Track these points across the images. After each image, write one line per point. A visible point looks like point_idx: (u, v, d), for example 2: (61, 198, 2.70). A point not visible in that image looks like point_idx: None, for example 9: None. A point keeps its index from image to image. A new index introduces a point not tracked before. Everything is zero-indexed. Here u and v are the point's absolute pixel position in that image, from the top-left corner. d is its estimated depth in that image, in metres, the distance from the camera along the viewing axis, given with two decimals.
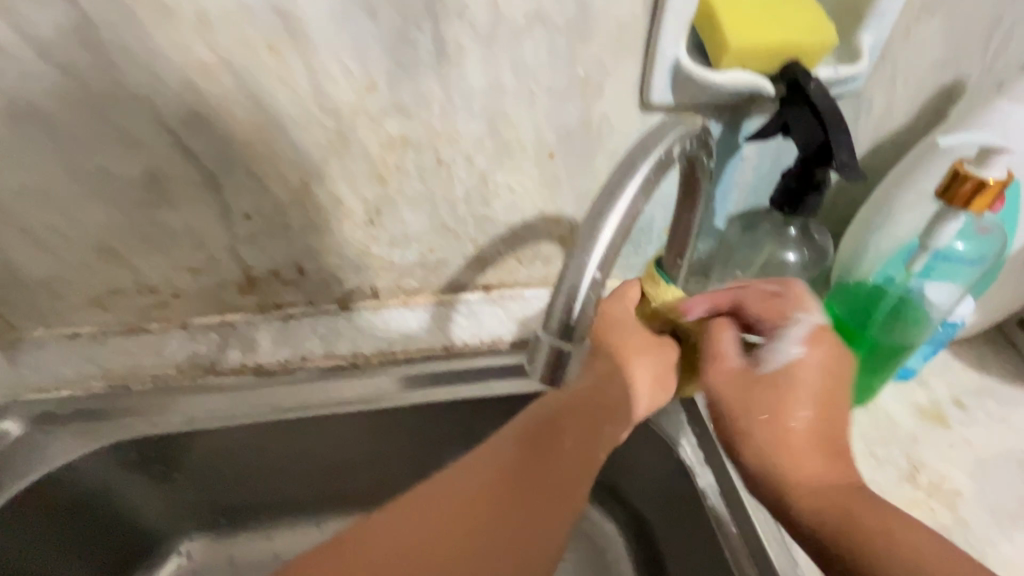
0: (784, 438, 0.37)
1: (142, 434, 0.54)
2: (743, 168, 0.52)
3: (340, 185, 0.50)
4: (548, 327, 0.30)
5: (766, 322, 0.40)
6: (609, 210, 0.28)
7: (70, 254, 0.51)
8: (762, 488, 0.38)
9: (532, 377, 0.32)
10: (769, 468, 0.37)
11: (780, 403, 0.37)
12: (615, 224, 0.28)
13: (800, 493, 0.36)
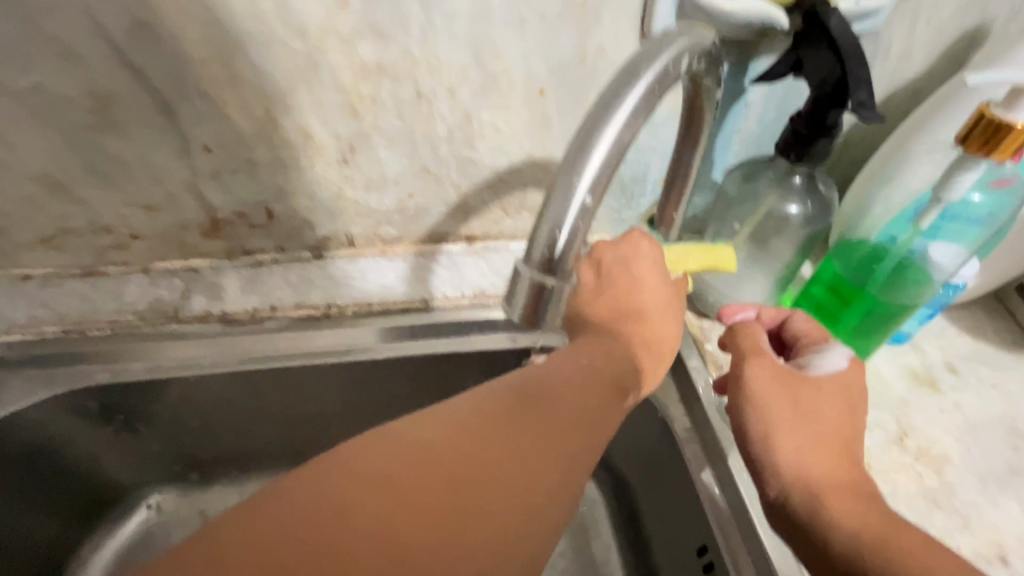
0: (820, 439, 0.37)
1: (97, 382, 0.51)
2: (748, 114, 0.49)
3: (310, 118, 0.46)
4: (530, 260, 0.27)
5: (809, 337, 0.44)
6: (603, 128, 0.25)
7: (11, 184, 0.47)
8: (792, 490, 0.36)
9: (510, 315, 0.29)
10: (805, 473, 0.36)
11: (817, 405, 0.38)
12: (610, 140, 0.25)
13: (832, 498, 0.34)
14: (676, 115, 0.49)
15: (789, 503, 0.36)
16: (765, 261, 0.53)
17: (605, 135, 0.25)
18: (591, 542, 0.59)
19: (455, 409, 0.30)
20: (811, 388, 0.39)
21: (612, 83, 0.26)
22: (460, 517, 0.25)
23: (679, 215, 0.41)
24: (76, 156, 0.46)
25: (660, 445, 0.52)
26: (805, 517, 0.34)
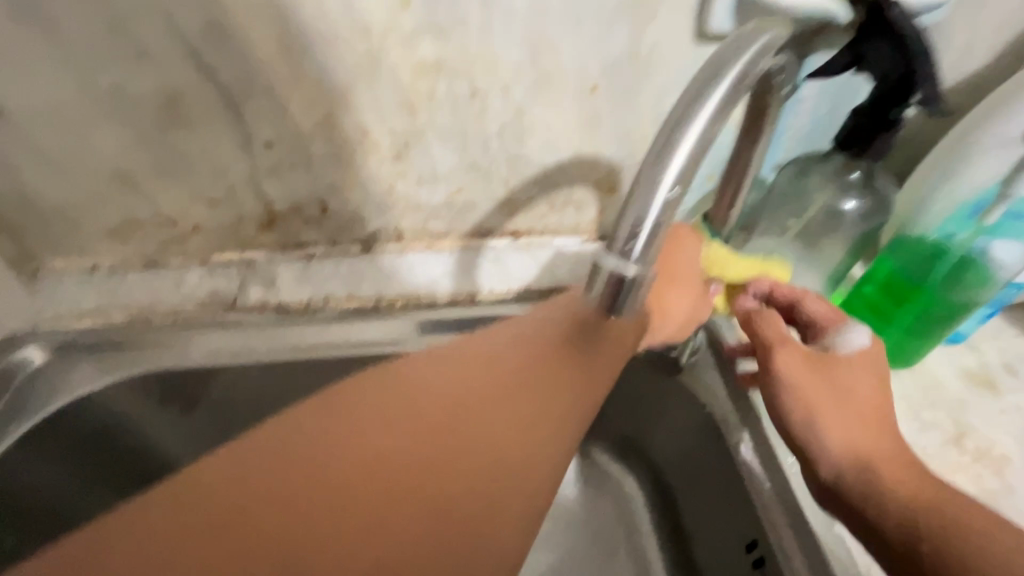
0: (860, 416, 0.39)
1: (160, 367, 0.53)
2: (799, 112, 0.48)
3: (368, 115, 0.47)
4: (614, 248, 0.29)
5: (826, 322, 0.43)
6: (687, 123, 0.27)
7: (86, 179, 0.49)
8: (843, 472, 0.38)
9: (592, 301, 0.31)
10: (857, 452, 0.38)
11: (854, 385, 0.40)
12: (696, 133, 0.27)
13: (885, 477, 0.36)
14: (736, 125, 0.49)
15: (841, 483, 0.38)
16: (816, 259, 0.52)
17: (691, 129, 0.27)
18: (631, 537, 0.59)
19: (429, 387, 0.31)
20: (845, 369, 0.40)
21: (697, 79, 0.27)
22: (446, 463, 0.28)
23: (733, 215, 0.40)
24: (147, 152, 0.48)
25: (705, 441, 0.52)
26: (858, 496, 0.37)
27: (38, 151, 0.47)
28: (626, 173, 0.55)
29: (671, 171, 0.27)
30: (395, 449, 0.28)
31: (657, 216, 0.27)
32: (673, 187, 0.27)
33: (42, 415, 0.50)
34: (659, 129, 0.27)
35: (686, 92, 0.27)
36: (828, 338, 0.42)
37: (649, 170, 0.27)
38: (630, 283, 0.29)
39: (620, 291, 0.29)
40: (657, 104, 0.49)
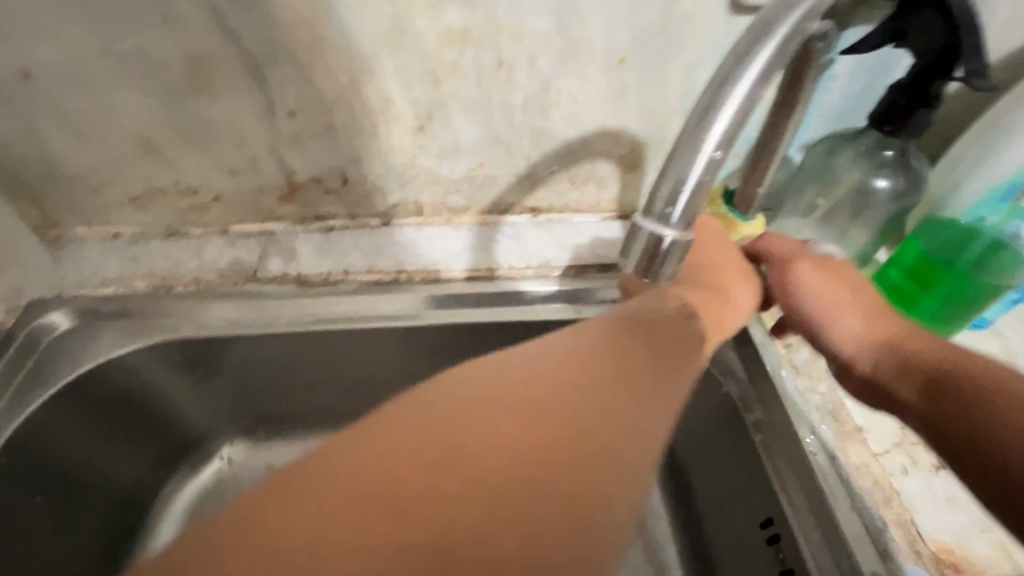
0: (867, 309, 0.41)
1: (182, 335, 0.53)
2: (831, 87, 0.47)
3: (391, 84, 0.47)
4: (651, 213, 0.30)
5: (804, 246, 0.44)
6: (728, 88, 0.27)
7: (110, 145, 0.50)
8: (866, 363, 0.40)
9: (626, 267, 0.33)
10: (882, 338, 0.40)
11: (854, 283, 0.42)
12: (742, 94, 0.27)
13: (907, 350, 0.38)
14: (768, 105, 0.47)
15: (877, 376, 0.39)
16: (841, 239, 0.51)
17: (735, 91, 0.27)
18: (641, 513, 0.60)
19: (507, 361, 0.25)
20: (842, 271, 0.42)
21: (745, 36, 0.27)
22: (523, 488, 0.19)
23: (763, 189, 0.42)
24: (170, 118, 0.48)
25: (723, 421, 0.52)
26: (883, 380, 0.39)
27: (63, 114, 0.47)
28: (650, 150, 0.54)
29: (714, 134, 0.27)
30: (513, 404, 0.23)
31: (697, 178, 0.28)
32: (716, 151, 0.28)
33: (69, 378, 0.50)
34: (704, 89, 0.28)
35: (734, 49, 0.27)
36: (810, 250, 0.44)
37: (690, 132, 0.28)
38: (668, 245, 0.30)
39: (658, 253, 0.31)
40: (684, 78, 0.48)
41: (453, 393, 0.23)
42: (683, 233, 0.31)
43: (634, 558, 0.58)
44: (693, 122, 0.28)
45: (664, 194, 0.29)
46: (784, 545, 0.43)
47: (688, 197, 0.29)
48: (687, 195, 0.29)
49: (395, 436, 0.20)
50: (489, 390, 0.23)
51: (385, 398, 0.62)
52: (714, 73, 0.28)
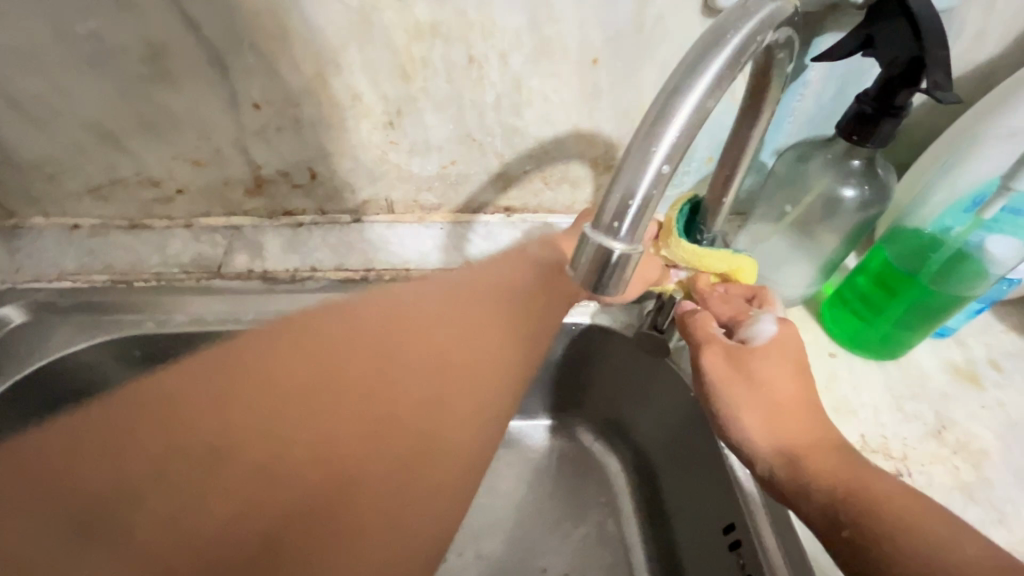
0: (788, 411, 0.37)
1: (141, 331, 0.52)
2: (803, 95, 0.48)
3: (359, 78, 0.46)
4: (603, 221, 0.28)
5: (732, 318, 0.42)
6: (687, 92, 0.26)
7: (64, 133, 0.48)
8: (769, 477, 0.36)
9: (573, 278, 0.29)
10: (782, 449, 0.36)
11: (773, 377, 0.38)
12: (693, 105, 0.26)
13: (812, 466, 0.35)
14: (737, 105, 0.47)
15: (771, 482, 0.36)
16: (810, 247, 0.52)
17: (686, 103, 0.26)
18: (609, 515, 0.60)
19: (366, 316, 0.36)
20: (766, 358, 0.39)
21: (704, 38, 0.27)
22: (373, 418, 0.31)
23: (729, 200, 0.42)
24: (128, 107, 0.47)
25: (690, 426, 0.52)
26: (781, 493, 0.35)
27: (13, 100, 0.45)
28: (624, 152, 0.54)
29: (666, 144, 0.25)
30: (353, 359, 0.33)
31: (647, 190, 0.26)
32: (663, 164, 0.26)
33: (20, 374, 0.48)
34: (655, 97, 0.26)
35: (688, 54, 0.26)
36: (741, 326, 0.41)
37: None
38: (616, 260, 0.27)
39: (604, 271, 0.28)
40: (659, 80, 0.47)
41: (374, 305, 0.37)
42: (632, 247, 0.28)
43: (600, 560, 0.57)
44: None
45: (613, 206, 0.26)
46: (745, 551, 0.43)
47: (637, 212, 0.26)
48: (637, 207, 0.26)
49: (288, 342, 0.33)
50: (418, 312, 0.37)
51: None
52: (672, 76, 0.27)
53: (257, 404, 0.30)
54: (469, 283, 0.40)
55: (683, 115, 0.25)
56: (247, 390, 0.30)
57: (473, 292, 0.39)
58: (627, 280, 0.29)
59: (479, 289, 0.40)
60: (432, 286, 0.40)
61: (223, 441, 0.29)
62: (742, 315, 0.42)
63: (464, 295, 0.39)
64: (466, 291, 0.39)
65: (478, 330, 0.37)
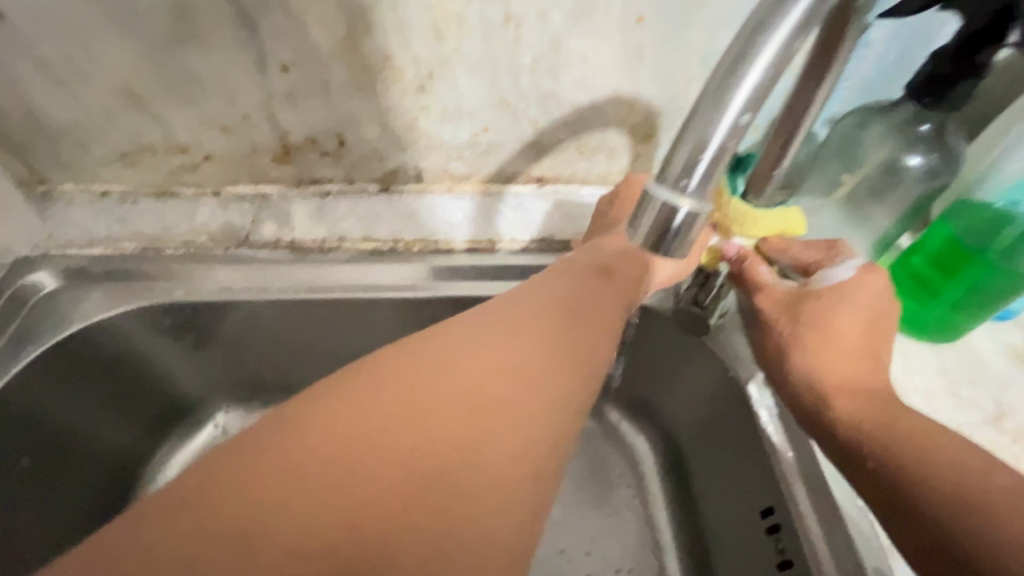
0: (834, 349, 0.37)
1: (170, 298, 0.51)
2: (866, 55, 0.44)
3: (391, 39, 0.44)
4: (669, 178, 0.28)
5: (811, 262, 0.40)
6: (765, 39, 0.24)
7: (92, 97, 0.47)
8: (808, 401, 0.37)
9: (635, 240, 0.31)
10: (835, 379, 0.36)
11: (833, 328, 0.37)
12: (775, 47, 0.24)
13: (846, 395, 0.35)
14: (794, 77, 0.45)
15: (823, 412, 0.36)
16: (860, 222, 0.49)
17: (768, 46, 0.24)
18: (638, 494, 0.59)
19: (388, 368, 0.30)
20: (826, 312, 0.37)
21: None
22: (453, 421, 0.27)
23: (782, 171, 0.39)
24: (157, 71, 0.46)
25: (726, 406, 0.50)
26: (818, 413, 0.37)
27: (43, 63, 0.44)
28: (665, 119, 0.51)
29: (743, 93, 0.24)
30: (415, 431, 0.27)
31: (720, 143, 0.26)
32: (740, 117, 0.25)
33: (55, 340, 0.48)
34: (738, 33, 0.25)
35: None
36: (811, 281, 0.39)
37: (713, 91, 0.25)
38: (683, 218, 0.28)
39: (667, 232, 0.29)
40: (706, 41, 0.45)
41: (397, 355, 0.31)
42: (698, 205, 0.28)
43: (628, 539, 0.57)
44: (718, 80, 0.25)
45: (681, 161, 0.27)
46: (785, 536, 0.42)
47: (707, 167, 0.27)
48: (707, 161, 0.26)
49: (325, 408, 0.27)
50: (428, 368, 0.30)
51: None
52: (745, 21, 0.25)
53: (291, 481, 0.24)
54: (507, 315, 0.34)
55: (764, 62, 0.24)
56: (332, 457, 0.25)
57: (525, 310, 0.34)
58: (693, 238, 0.30)
59: (514, 305, 0.35)
60: (467, 321, 0.33)
61: (320, 501, 0.24)
62: (826, 259, 0.40)
63: (499, 328, 0.33)
64: (500, 327, 0.33)
65: (523, 376, 0.30)
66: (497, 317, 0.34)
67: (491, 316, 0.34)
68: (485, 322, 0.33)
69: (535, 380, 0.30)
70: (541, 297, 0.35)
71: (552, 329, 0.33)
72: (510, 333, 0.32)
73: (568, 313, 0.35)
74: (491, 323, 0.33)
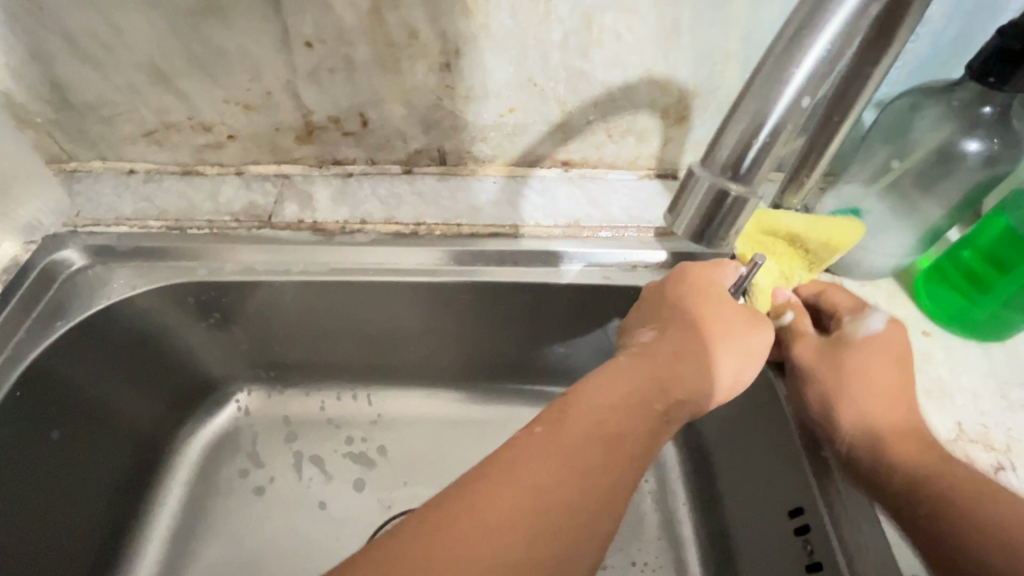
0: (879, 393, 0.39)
1: (194, 277, 0.52)
2: (921, 35, 0.42)
3: (417, 13, 0.42)
4: (713, 163, 0.29)
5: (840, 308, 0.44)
6: (818, 31, 0.25)
7: (119, 73, 0.47)
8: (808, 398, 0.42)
9: (676, 228, 0.33)
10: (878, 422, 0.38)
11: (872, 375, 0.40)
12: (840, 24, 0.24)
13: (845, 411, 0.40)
14: None
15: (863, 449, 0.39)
16: (910, 213, 0.46)
17: (824, 31, 0.25)
18: (659, 489, 0.58)
19: (431, 517, 0.28)
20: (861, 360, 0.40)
21: None
22: None
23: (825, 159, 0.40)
24: (182, 48, 0.45)
25: (753, 403, 0.48)
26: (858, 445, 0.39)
27: (70, 38, 0.44)
28: (700, 101, 0.49)
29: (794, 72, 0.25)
30: None
31: (778, 121, 0.26)
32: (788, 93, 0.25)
33: (87, 314, 0.49)
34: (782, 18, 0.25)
35: None
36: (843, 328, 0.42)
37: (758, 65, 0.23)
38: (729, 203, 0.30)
39: (712, 218, 0.31)
40: (747, 17, 0.42)
41: (445, 501, 0.28)
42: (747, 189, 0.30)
43: (646, 536, 0.55)
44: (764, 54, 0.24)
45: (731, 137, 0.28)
46: (814, 537, 0.41)
47: (757, 152, 0.28)
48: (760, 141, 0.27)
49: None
50: (470, 517, 0.28)
51: (396, 352, 0.60)
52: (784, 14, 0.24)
53: None
54: (523, 450, 0.31)
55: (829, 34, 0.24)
56: None
57: (512, 486, 0.29)
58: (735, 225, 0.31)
59: (560, 437, 0.32)
60: (517, 455, 0.31)
61: None
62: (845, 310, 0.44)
63: (468, 519, 0.27)
64: (498, 492, 0.29)
65: (535, 539, 0.28)
66: (466, 503, 0.28)
67: (457, 504, 0.28)
68: (492, 471, 0.30)
69: (571, 532, 0.29)
70: (556, 434, 0.32)
71: (577, 466, 0.31)
72: (556, 471, 0.30)
73: (609, 441, 0.32)
74: (547, 448, 0.31)
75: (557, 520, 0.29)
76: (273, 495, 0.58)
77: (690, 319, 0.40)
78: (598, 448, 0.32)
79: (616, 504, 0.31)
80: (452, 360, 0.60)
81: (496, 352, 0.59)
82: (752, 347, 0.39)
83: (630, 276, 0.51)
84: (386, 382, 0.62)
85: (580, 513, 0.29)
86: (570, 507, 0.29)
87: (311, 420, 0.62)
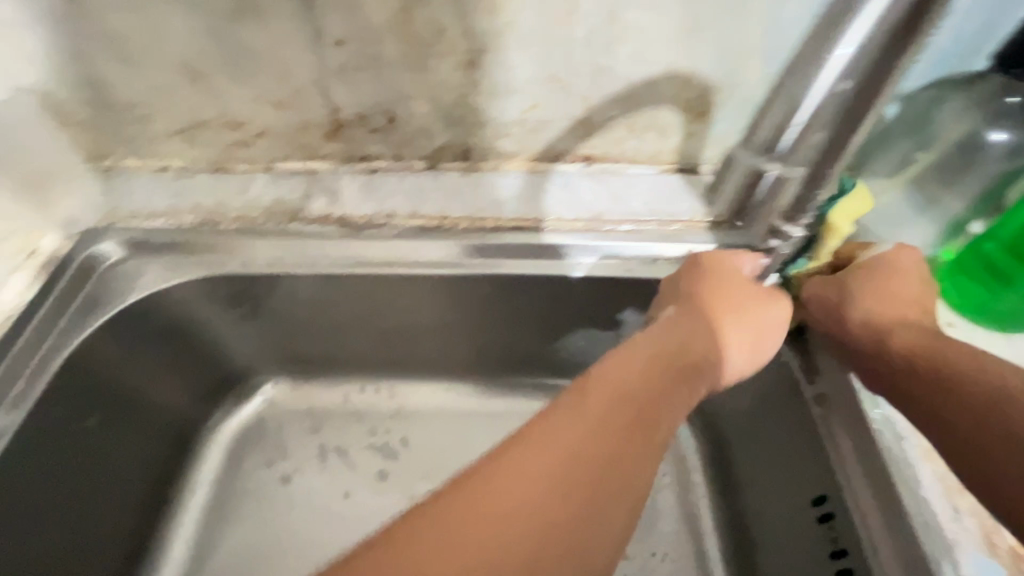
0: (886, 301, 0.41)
1: (225, 270, 0.53)
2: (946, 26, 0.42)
3: (445, 11, 0.44)
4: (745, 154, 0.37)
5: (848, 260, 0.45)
6: None
7: (156, 73, 0.49)
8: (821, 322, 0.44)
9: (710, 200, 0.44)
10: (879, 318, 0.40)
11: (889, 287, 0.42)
12: None
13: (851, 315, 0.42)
14: None
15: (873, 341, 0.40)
16: (932, 205, 0.47)
17: None
18: (679, 481, 0.58)
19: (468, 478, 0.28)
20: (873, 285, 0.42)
21: None
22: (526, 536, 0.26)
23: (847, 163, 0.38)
24: (218, 47, 0.47)
25: (775, 393, 0.49)
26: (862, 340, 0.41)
27: (110, 39, 0.46)
28: (721, 96, 0.50)
29: None
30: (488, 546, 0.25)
31: None
32: None
33: (121, 307, 0.51)
34: None
35: None
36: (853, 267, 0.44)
37: None
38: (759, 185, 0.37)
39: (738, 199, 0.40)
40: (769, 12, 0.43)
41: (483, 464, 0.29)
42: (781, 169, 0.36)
43: (666, 527, 0.56)
44: None
45: None
46: (839, 525, 0.41)
47: None
48: None
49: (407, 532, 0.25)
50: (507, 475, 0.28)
51: (419, 345, 0.61)
52: None
53: None
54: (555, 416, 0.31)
55: None
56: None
57: (541, 451, 0.29)
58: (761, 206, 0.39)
59: (590, 401, 0.32)
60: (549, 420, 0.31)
61: None
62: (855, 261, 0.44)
63: (505, 476, 0.28)
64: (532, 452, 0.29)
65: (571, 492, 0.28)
66: (489, 475, 0.28)
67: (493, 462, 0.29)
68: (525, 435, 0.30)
69: (606, 487, 0.29)
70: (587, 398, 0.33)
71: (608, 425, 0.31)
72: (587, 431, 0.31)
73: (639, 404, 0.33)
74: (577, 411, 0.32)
75: (587, 483, 0.29)
76: (299, 485, 0.60)
77: (705, 298, 0.42)
78: (627, 409, 0.33)
79: (649, 462, 0.31)
80: (474, 353, 0.61)
81: (517, 344, 0.60)
82: (765, 320, 0.41)
83: (652, 269, 0.52)
84: (409, 374, 0.64)
85: (612, 470, 0.30)
86: (604, 462, 0.30)
87: (335, 411, 0.64)
